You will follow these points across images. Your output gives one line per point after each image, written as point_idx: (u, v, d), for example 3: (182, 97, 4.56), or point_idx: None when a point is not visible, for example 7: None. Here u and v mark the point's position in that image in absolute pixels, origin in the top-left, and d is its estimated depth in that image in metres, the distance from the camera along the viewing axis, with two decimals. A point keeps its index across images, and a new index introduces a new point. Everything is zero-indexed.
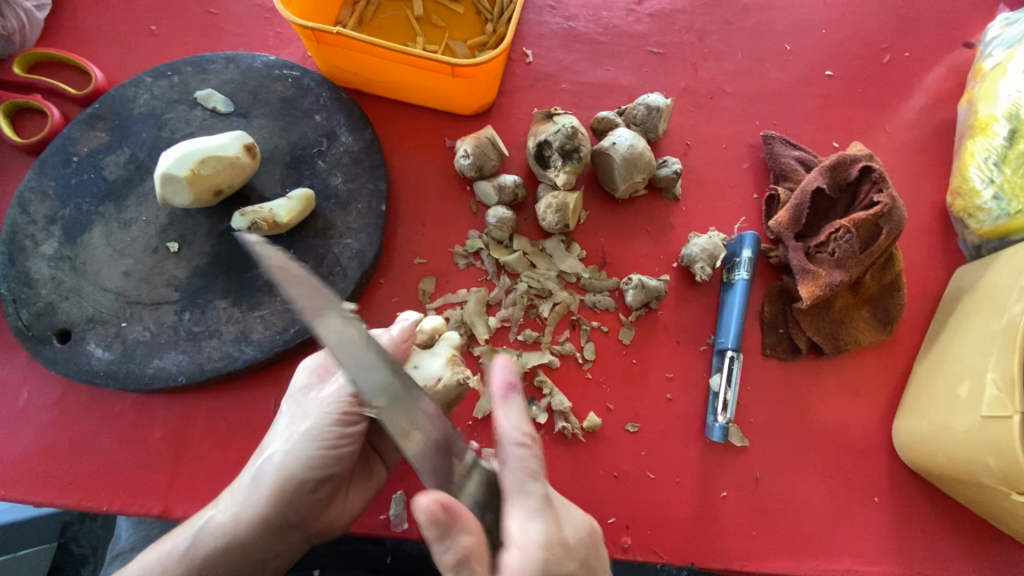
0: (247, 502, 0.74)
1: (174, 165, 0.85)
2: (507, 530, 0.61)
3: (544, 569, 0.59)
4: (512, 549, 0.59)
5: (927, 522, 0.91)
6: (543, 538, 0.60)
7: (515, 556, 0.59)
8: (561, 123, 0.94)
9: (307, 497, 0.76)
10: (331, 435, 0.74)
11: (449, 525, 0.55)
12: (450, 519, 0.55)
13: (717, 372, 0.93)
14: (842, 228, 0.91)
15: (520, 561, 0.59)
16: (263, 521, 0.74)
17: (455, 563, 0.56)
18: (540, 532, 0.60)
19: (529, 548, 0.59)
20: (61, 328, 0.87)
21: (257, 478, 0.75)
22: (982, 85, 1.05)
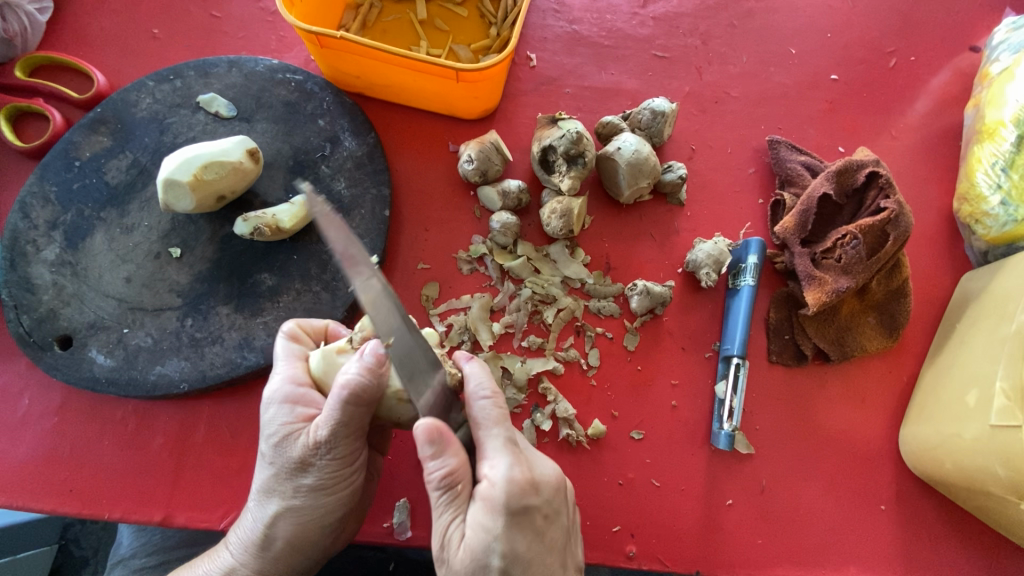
0: (268, 556, 0.73)
1: (177, 170, 0.85)
2: (481, 467, 0.65)
3: (507, 502, 0.61)
4: (484, 482, 0.63)
5: (933, 529, 0.91)
6: (507, 476, 0.62)
7: (485, 487, 0.63)
8: (566, 128, 0.93)
9: (327, 534, 0.75)
10: (334, 480, 0.70)
11: (438, 448, 0.62)
12: (439, 443, 0.62)
13: (722, 379, 0.93)
14: (849, 235, 0.90)
15: (488, 492, 0.62)
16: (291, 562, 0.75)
17: (441, 481, 0.63)
18: (505, 470, 0.63)
19: (495, 482, 0.62)
20: (62, 334, 0.87)
21: (270, 534, 0.72)
22: (988, 90, 1.04)
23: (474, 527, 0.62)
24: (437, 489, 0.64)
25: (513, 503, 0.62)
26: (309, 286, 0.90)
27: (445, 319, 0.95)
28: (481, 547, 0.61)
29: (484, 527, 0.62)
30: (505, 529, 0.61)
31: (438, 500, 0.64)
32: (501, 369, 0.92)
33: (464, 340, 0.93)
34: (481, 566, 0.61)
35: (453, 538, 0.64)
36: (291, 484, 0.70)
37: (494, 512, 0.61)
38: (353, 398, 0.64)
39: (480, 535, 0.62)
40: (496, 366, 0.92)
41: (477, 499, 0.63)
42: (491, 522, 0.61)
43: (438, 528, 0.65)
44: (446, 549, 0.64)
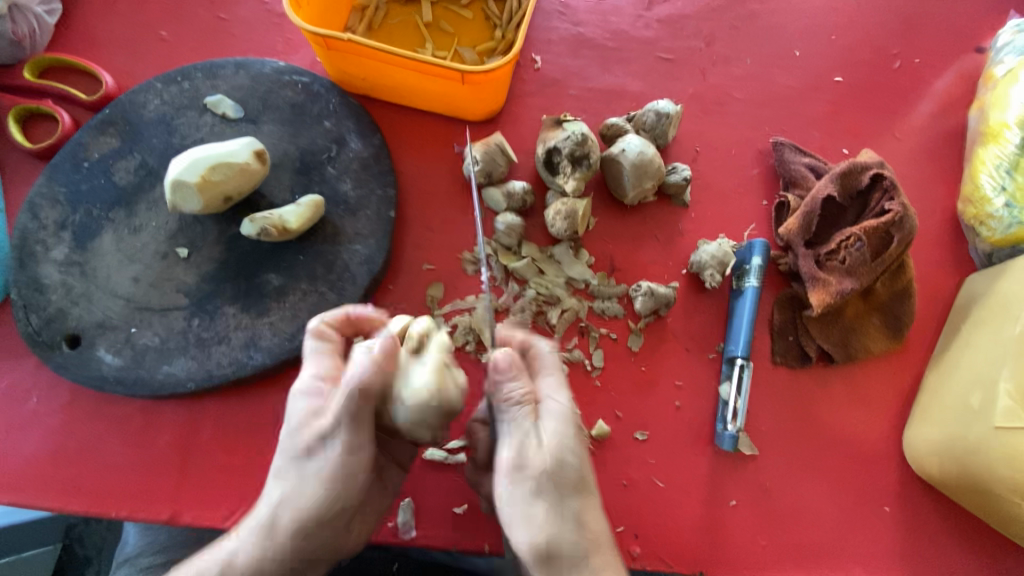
0: (267, 546, 0.71)
1: (185, 171, 0.86)
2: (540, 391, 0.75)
3: (574, 413, 0.74)
4: (553, 397, 0.73)
5: (938, 531, 0.91)
6: (570, 395, 0.75)
7: (556, 405, 0.73)
8: (571, 130, 0.94)
9: (325, 534, 0.74)
10: (341, 472, 0.71)
11: (515, 371, 0.72)
12: (515, 366, 0.72)
13: (726, 380, 0.93)
14: (853, 237, 0.91)
15: (561, 407, 0.73)
16: (287, 558, 0.72)
17: (517, 398, 0.71)
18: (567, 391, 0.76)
19: (563, 398, 0.74)
20: (71, 334, 0.88)
21: (272, 519, 0.71)
22: (993, 92, 1.05)
23: (554, 431, 0.71)
24: (511, 404, 0.71)
25: (577, 415, 0.74)
26: (315, 286, 0.91)
27: (450, 320, 0.95)
28: (560, 448, 0.70)
29: (562, 431, 0.71)
30: (576, 434, 0.72)
31: (513, 414, 0.71)
32: None
33: (468, 340, 0.93)
34: (562, 462, 0.70)
35: (530, 447, 0.69)
36: (300, 469, 0.71)
37: (569, 419, 0.72)
38: (362, 389, 0.68)
39: (558, 443, 0.70)
40: None
41: (550, 411, 0.72)
42: (568, 428, 0.72)
43: (513, 441, 0.70)
44: (525, 454, 0.69)
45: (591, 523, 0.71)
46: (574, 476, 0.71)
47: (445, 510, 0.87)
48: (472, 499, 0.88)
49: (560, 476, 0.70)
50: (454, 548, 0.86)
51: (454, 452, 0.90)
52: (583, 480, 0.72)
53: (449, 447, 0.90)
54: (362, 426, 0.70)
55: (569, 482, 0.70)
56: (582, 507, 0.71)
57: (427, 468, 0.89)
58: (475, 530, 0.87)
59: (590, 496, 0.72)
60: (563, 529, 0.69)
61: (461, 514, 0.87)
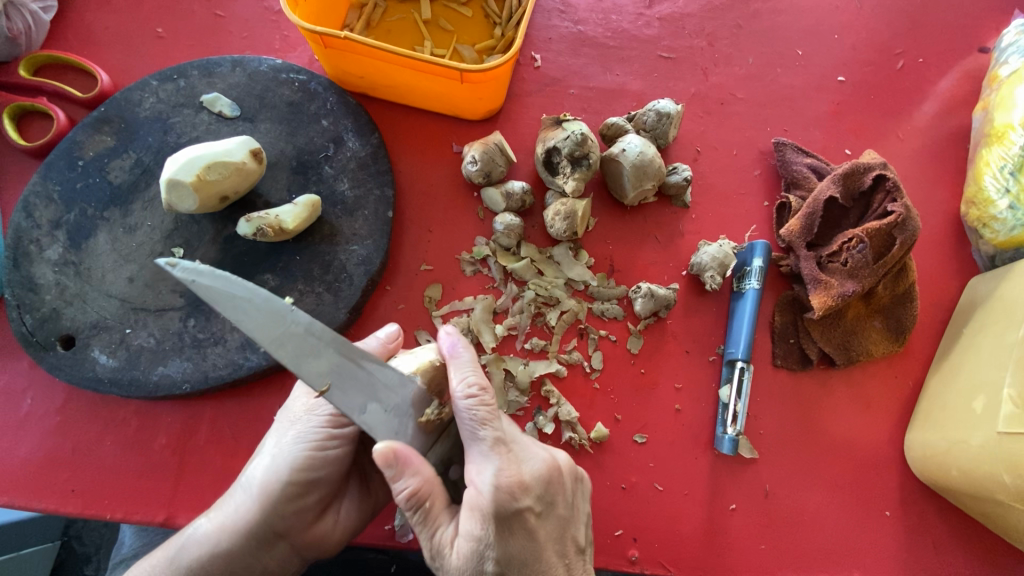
0: (233, 508, 0.74)
1: (180, 170, 0.85)
2: (466, 472, 0.64)
3: (495, 507, 0.60)
4: (469, 490, 0.62)
5: (938, 535, 0.90)
6: (492, 482, 0.61)
7: (472, 495, 0.61)
8: (571, 129, 0.92)
9: (291, 509, 0.74)
10: (316, 440, 0.74)
11: (395, 472, 0.61)
12: (398, 464, 0.61)
13: (726, 383, 0.92)
14: (855, 238, 0.90)
15: (475, 499, 0.61)
16: (250, 527, 0.73)
17: (409, 500, 0.62)
18: (489, 476, 0.61)
19: (479, 490, 0.61)
20: (65, 334, 0.87)
21: (246, 482, 0.75)
22: (998, 93, 1.03)
23: (465, 536, 0.61)
24: (406, 507, 0.63)
25: (499, 508, 0.60)
26: (312, 287, 0.90)
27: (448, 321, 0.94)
28: (473, 555, 0.61)
29: (475, 535, 0.61)
30: (496, 535, 0.61)
31: (415, 518, 0.63)
32: (503, 372, 0.92)
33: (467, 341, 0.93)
34: (476, 571, 0.61)
35: (443, 545, 0.62)
36: (282, 435, 0.77)
37: (483, 520, 0.60)
38: None
39: (470, 543, 0.61)
40: (498, 369, 0.92)
41: (465, 508, 0.61)
42: (482, 529, 0.61)
43: (426, 542, 0.64)
44: (437, 559, 0.63)
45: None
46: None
47: None
48: None
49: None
50: None
51: None
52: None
53: None
54: None
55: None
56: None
57: None
58: None
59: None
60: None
61: None
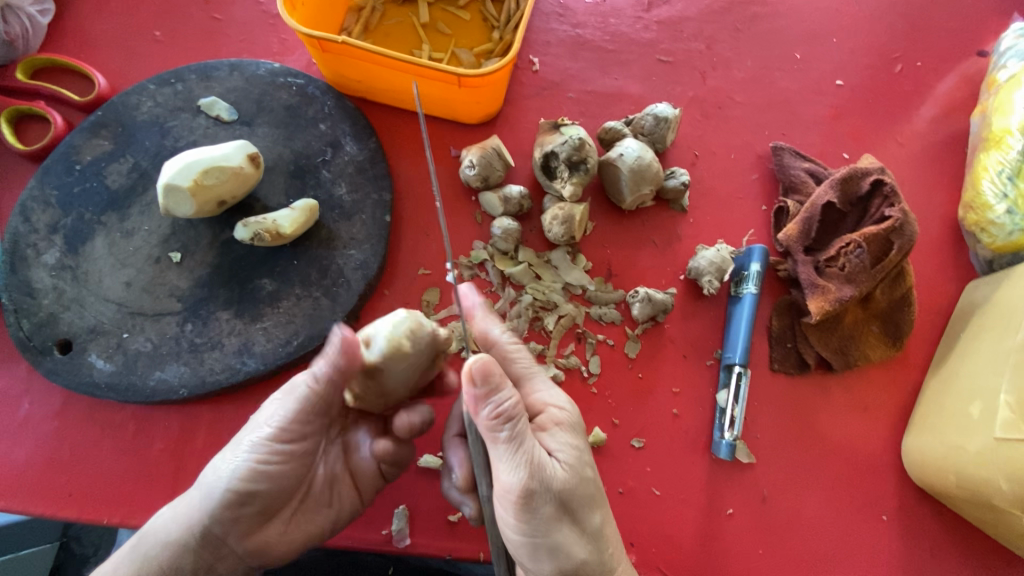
0: (186, 505, 0.72)
1: (178, 175, 0.85)
2: (537, 400, 0.73)
3: (578, 418, 0.74)
4: (552, 409, 0.72)
5: (935, 540, 0.90)
6: (568, 400, 0.75)
7: (558, 412, 0.72)
8: (568, 134, 0.93)
9: (231, 516, 0.71)
10: (261, 451, 0.72)
11: (492, 385, 0.64)
12: (492, 380, 0.64)
13: (724, 388, 0.92)
14: (853, 243, 0.90)
15: (564, 414, 0.72)
16: (192, 531, 0.70)
17: (515, 411, 0.65)
18: (563, 397, 0.75)
19: (560, 409, 0.73)
20: (62, 339, 0.87)
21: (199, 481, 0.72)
22: (996, 97, 1.03)
23: (563, 446, 0.69)
24: (502, 423, 0.64)
25: (578, 421, 0.74)
26: (309, 291, 0.90)
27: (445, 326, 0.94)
28: (576, 462, 0.68)
29: (572, 444, 0.70)
30: (583, 442, 0.72)
31: (510, 438, 0.64)
32: None
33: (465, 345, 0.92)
34: (581, 476, 0.68)
35: (546, 461, 0.66)
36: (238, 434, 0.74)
37: (574, 429, 0.72)
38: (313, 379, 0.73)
39: (570, 453, 0.69)
40: None
41: (552, 425, 0.71)
42: (576, 438, 0.71)
43: (520, 463, 0.64)
44: (540, 477, 0.64)
45: (609, 532, 0.71)
46: (592, 488, 0.69)
47: (440, 518, 0.87)
48: None
49: (582, 491, 0.68)
50: (449, 556, 0.85)
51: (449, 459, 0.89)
52: (598, 491, 0.71)
53: (444, 454, 0.89)
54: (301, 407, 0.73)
55: (587, 497, 0.68)
56: (603, 519, 0.70)
57: (422, 475, 0.88)
58: (471, 538, 0.86)
59: (606, 504, 0.72)
60: (585, 543, 0.68)
61: (456, 522, 0.87)
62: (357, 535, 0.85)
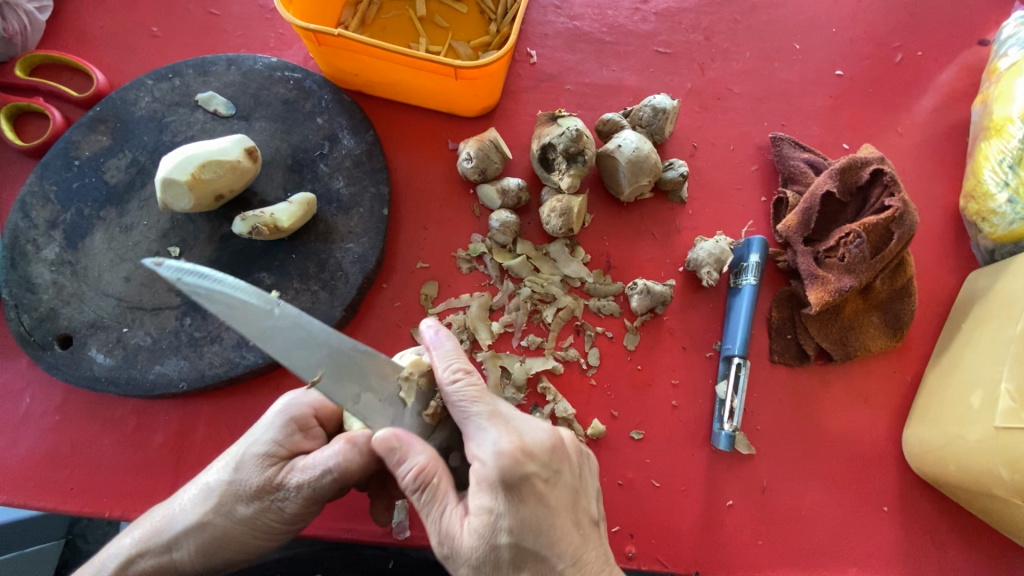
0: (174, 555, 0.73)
1: (175, 169, 0.85)
2: (470, 447, 0.63)
3: (501, 477, 0.60)
4: (474, 464, 0.62)
5: (936, 530, 0.90)
6: (495, 451, 0.60)
7: (478, 468, 0.61)
8: (565, 126, 0.92)
9: (230, 560, 0.75)
10: (265, 528, 0.72)
11: (399, 454, 0.63)
12: (402, 448, 0.63)
13: (723, 379, 0.92)
14: (852, 233, 0.89)
15: (482, 472, 0.61)
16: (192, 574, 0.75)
17: (414, 483, 0.63)
18: (492, 444, 0.61)
19: (481, 463, 0.61)
20: (62, 334, 0.87)
21: (180, 535, 0.73)
22: (997, 85, 1.03)
23: (475, 511, 0.61)
24: (413, 494, 0.63)
25: (505, 477, 0.60)
26: (307, 285, 0.90)
27: (444, 319, 0.94)
28: (486, 529, 0.61)
29: (486, 507, 0.61)
30: (506, 504, 0.60)
31: (422, 502, 0.63)
32: (500, 369, 0.92)
33: (463, 339, 0.93)
34: (491, 545, 0.61)
35: (455, 529, 0.62)
36: (232, 509, 0.71)
37: (492, 490, 0.60)
38: (316, 412, 0.76)
39: (482, 519, 0.61)
40: (495, 366, 0.92)
41: (473, 481, 0.62)
42: (493, 501, 0.61)
43: (433, 529, 0.63)
44: (449, 545, 0.62)
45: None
46: (512, 552, 0.61)
47: None
48: None
49: (494, 558, 0.61)
50: None
51: None
52: (526, 552, 0.62)
53: None
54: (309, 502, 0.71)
55: (508, 560, 0.61)
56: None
57: None
58: None
59: (544, 559, 0.63)
60: None
61: None
62: (357, 527, 0.86)
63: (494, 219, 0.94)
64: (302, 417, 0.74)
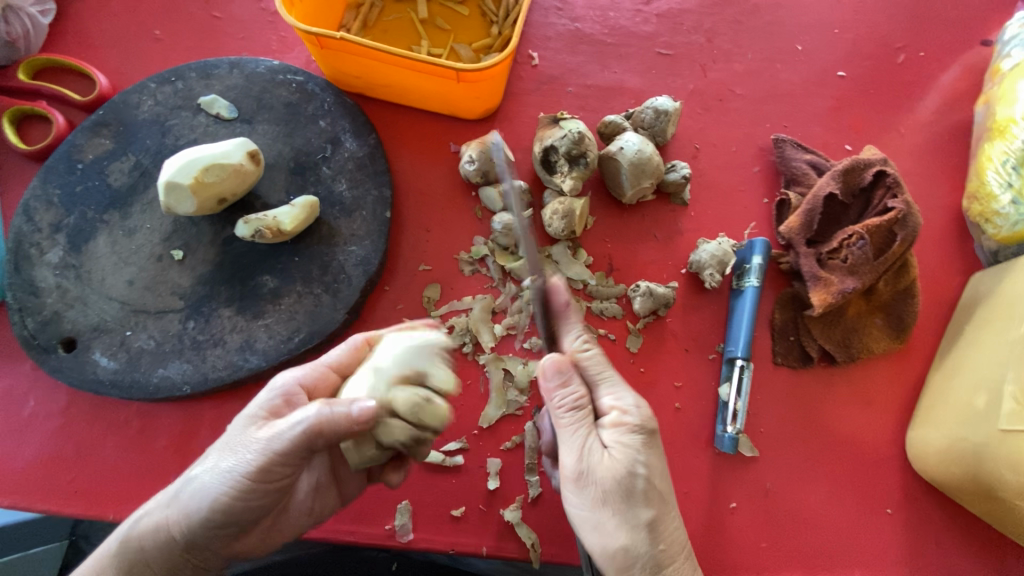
0: (161, 521, 0.67)
1: (178, 173, 0.85)
2: (604, 397, 0.72)
3: (642, 422, 0.69)
4: (615, 407, 0.70)
5: (940, 532, 0.89)
6: (636, 402, 0.71)
7: (617, 411, 0.70)
8: (568, 128, 0.92)
9: (213, 533, 0.68)
10: (242, 487, 0.66)
11: (565, 377, 0.71)
12: (563, 374, 0.71)
13: (726, 381, 0.92)
14: (855, 235, 0.90)
15: (622, 413, 0.69)
16: (176, 546, 0.67)
17: (568, 406, 0.70)
18: (632, 399, 0.71)
19: (624, 409, 0.70)
20: (66, 337, 0.87)
21: (171, 499, 0.67)
22: (1000, 86, 1.02)
23: (617, 443, 0.68)
24: (565, 413, 0.71)
25: (647, 424, 0.69)
26: (310, 288, 0.90)
27: (446, 321, 0.94)
28: (626, 461, 0.67)
29: (626, 442, 0.68)
30: (642, 445, 0.68)
31: (570, 424, 0.70)
32: (503, 371, 0.93)
33: (465, 341, 0.93)
34: (629, 474, 0.66)
35: (594, 454, 0.68)
36: (216, 463, 0.67)
37: (632, 430, 0.69)
38: (305, 387, 0.73)
39: (623, 452, 0.68)
40: (498, 368, 0.93)
41: (613, 421, 0.69)
42: (631, 439, 0.68)
43: (573, 447, 0.69)
44: (588, 465, 0.68)
45: (663, 530, 0.68)
46: (644, 487, 0.67)
47: (443, 513, 0.87)
48: (470, 501, 0.87)
49: (626, 488, 0.67)
50: (452, 551, 0.85)
51: (451, 455, 0.89)
52: (653, 491, 0.67)
53: (447, 449, 0.89)
54: (283, 456, 0.65)
55: (636, 494, 0.67)
56: (653, 518, 0.67)
57: (425, 469, 0.88)
58: (473, 532, 0.86)
59: (663, 504, 0.68)
60: (630, 536, 0.67)
61: (459, 517, 0.87)
62: (360, 529, 0.85)
63: (495, 220, 0.94)
64: (289, 384, 0.73)
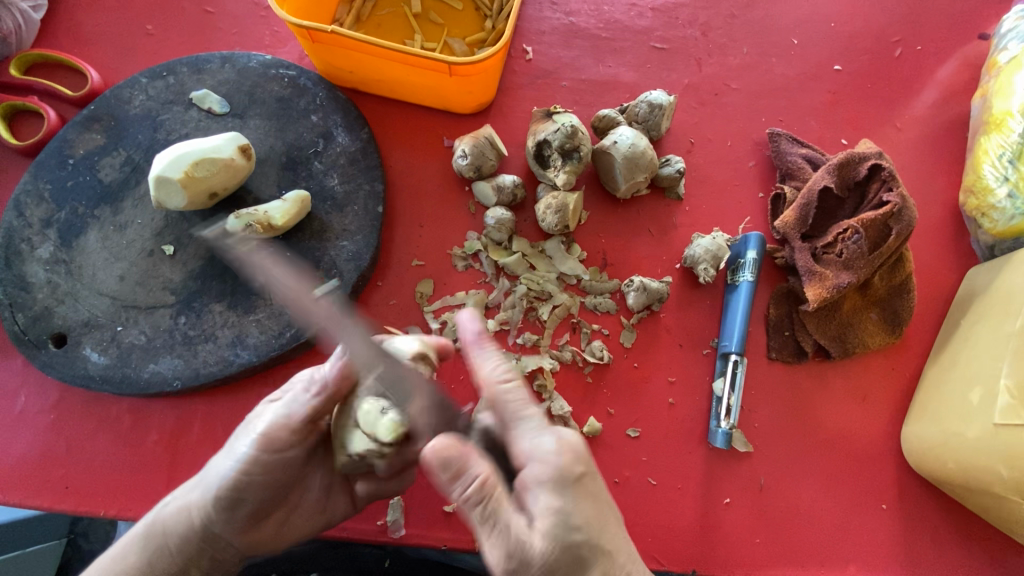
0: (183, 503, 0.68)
1: (168, 167, 0.84)
2: (521, 451, 0.61)
3: (564, 472, 0.58)
4: (531, 465, 0.59)
5: (935, 527, 0.89)
6: (555, 447, 0.60)
7: (536, 469, 0.59)
8: (561, 122, 0.92)
9: (228, 517, 0.68)
10: (259, 462, 0.67)
11: (457, 468, 0.57)
12: (455, 463, 0.57)
13: (720, 376, 0.91)
14: (850, 229, 0.89)
15: (542, 470, 0.58)
16: (195, 531, 0.67)
17: (476, 495, 0.57)
18: (551, 444, 0.60)
19: (543, 461, 0.59)
20: (56, 332, 0.87)
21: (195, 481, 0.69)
22: (996, 80, 1.02)
23: (542, 511, 0.57)
24: (471, 506, 0.58)
25: (570, 471, 0.59)
26: None
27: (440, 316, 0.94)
28: (557, 528, 0.56)
29: (553, 506, 0.57)
30: (571, 498, 0.58)
31: (482, 518, 0.58)
32: None
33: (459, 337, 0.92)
34: (565, 544, 0.56)
35: (522, 533, 0.57)
36: (236, 442, 0.69)
37: (555, 487, 0.58)
38: None
39: (551, 519, 0.57)
40: None
41: (533, 483, 0.58)
42: (559, 499, 0.57)
43: (496, 542, 0.57)
44: (519, 555, 0.56)
45: None
46: (586, 549, 0.57)
47: (435, 509, 0.86)
48: None
49: (568, 561, 0.56)
50: (444, 547, 0.85)
51: None
52: (597, 549, 0.58)
53: None
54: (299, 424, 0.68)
55: (578, 561, 0.57)
56: None
57: None
58: (465, 529, 0.86)
59: (611, 554, 0.58)
60: None
61: (451, 513, 0.86)
62: (352, 526, 0.85)
63: (490, 215, 0.94)
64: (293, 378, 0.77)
